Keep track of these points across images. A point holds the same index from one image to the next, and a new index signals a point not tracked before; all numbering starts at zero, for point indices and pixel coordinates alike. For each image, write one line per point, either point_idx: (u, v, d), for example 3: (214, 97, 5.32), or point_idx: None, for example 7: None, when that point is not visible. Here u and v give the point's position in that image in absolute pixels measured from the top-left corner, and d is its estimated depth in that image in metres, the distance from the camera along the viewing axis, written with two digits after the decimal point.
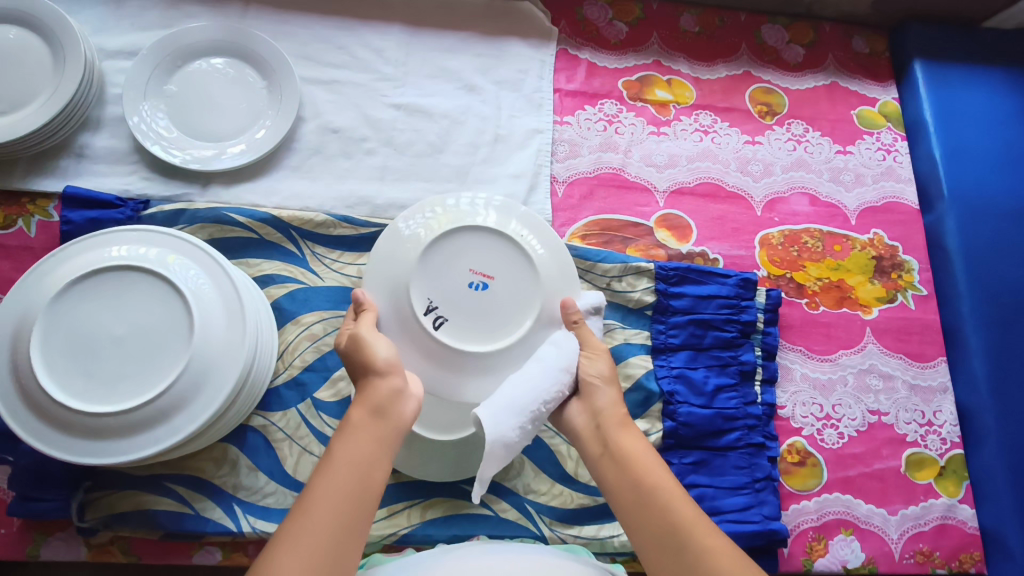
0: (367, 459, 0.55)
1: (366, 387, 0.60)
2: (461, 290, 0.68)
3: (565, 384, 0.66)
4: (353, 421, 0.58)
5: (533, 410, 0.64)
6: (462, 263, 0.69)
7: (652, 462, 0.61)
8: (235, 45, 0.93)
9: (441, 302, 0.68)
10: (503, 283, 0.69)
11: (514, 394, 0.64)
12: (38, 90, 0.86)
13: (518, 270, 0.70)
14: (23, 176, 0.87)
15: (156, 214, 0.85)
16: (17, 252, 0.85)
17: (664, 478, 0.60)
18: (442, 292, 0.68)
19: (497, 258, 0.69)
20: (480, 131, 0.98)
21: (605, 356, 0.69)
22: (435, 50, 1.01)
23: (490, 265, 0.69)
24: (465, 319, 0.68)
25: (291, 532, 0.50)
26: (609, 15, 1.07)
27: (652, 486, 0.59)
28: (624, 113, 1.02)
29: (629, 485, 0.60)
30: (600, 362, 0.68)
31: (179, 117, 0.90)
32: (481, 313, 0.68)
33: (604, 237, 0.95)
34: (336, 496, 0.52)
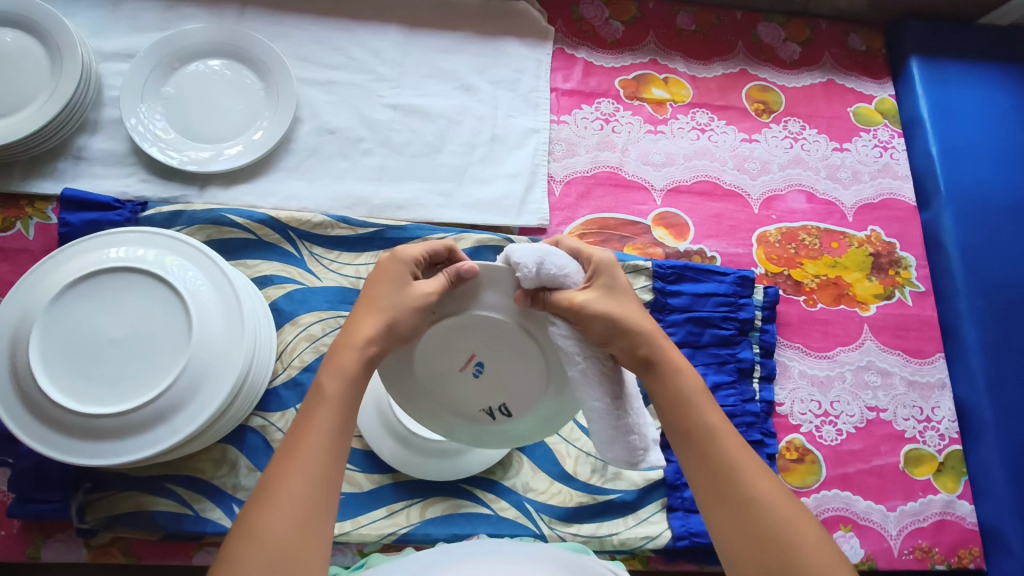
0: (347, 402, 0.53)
1: (353, 331, 0.55)
2: (480, 385, 0.63)
3: (598, 363, 0.56)
4: (338, 361, 0.54)
5: (619, 419, 0.57)
6: (447, 388, 0.63)
7: (699, 399, 0.57)
8: (232, 46, 0.93)
9: (484, 403, 0.64)
10: (476, 349, 0.61)
11: (595, 431, 0.57)
12: (35, 92, 0.86)
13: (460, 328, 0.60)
14: (21, 179, 0.87)
15: (154, 216, 0.86)
16: (16, 255, 0.85)
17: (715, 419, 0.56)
18: (474, 400, 0.64)
19: (444, 351, 0.61)
20: (477, 131, 0.98)
21: (593, 314, 0.56)
22: (432, 50, 1.01)
23: (454, 356, 0.62)
24: (513, 392, 0.63)
25: (280, 487, 0.48)
26: (606, 14, 1.08)
27: (703, 433, 0.55)
28: (621, 111, 1.02)
29: (679, 429, 0.56)
30: (598, 325, 0.56)
31: (177, 118, 0.91)
32: (501, 382, 0.63)
33: (601, 236, 0.95)
34: (322, 444, 0.50)
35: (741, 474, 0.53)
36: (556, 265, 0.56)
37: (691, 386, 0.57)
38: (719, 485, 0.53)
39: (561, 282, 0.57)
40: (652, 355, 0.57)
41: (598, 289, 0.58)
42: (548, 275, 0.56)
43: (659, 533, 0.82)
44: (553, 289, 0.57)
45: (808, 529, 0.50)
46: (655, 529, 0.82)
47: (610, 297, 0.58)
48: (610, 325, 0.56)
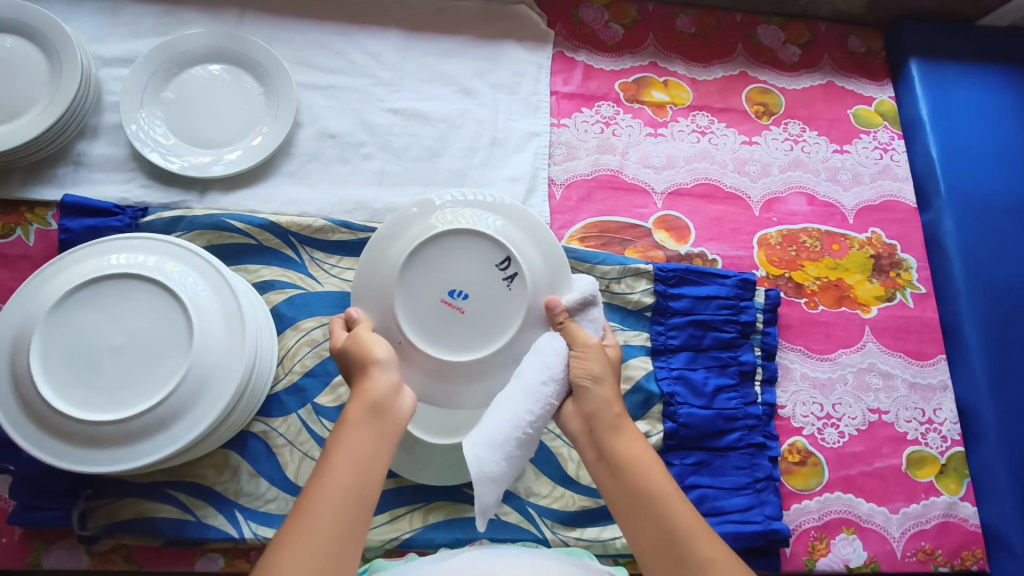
0: (364, 452, 0.54)
1: (360, 383, 0.58)
2: (474, 287, 0.65)
3: (551, 396, 0.60)
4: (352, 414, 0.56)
5: (516, 437, 0.58)
6: (473, 326, 0.65)
7: (650, 465, 0.57)
8: (232, 51, 0.93)
9: (505, 285, 0.66)
10: (433, 305, 0.65)
11: (496, 422, 0.57)
12: (34, 99, 0.86)
13: (415, 320, 0.65)
14: (21, 185, 0.87)
15: (154, 222, 0.85)
16: (16, 261, 0.84)
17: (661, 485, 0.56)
18: (496, 293, 0.66)
19: (440, 325, 0.65)
20: (477, 135, 0.98)
21: (598, 355, 0.62)
22: (431, 54, 1.01)
23: (449, 319, 0.65)
24: (483, 261, 0.66)
25: (291, 537, 0.49)
26: (605, 17, 1.08)
27: (651, 498, 0.55)
28: (621, 114, 1.02)
29: (627, 496, 0.56)
30: (591, 363, 0.62)
31: (177, 124, 0.91)
32: (460, 271, 0.65)
33: (602, 239, 0.95)
34: (337, 495, 0.51)
35: (689, 541, 0.53)
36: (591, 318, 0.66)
37: (642, 452, 0.59)
38: (666, 553, 0.53)
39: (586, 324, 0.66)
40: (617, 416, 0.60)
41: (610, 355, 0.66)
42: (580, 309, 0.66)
43: None
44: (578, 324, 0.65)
45: None
46: None
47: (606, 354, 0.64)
48: (603, 370, 0.62)
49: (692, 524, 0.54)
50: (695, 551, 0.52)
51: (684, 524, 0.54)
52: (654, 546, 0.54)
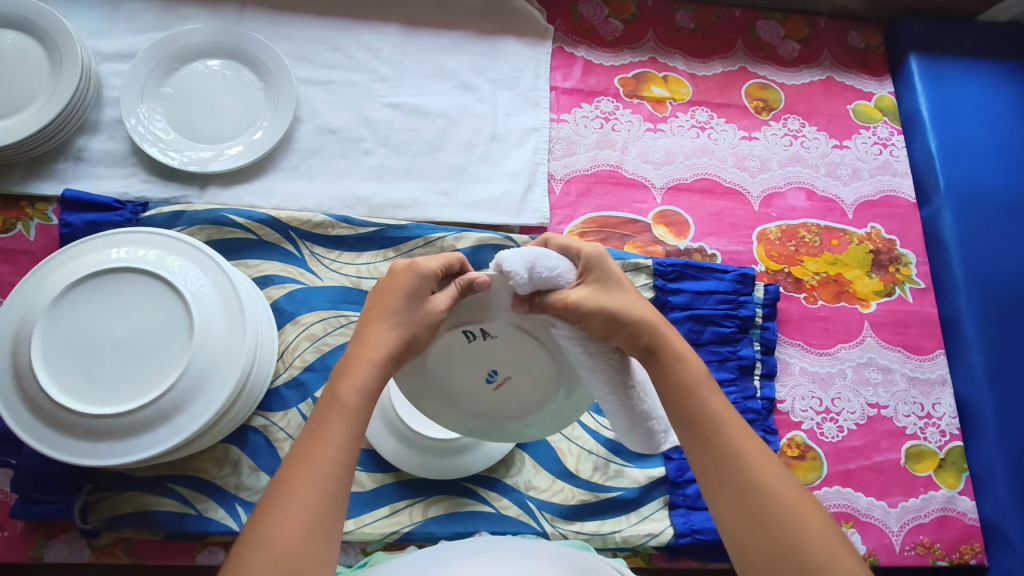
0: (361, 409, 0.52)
1: (367, 334, 0.55)
2: (480, 367, 0.63)
3: (608, 358, 0.58)
4: (354, 365, 0.53)
5: (644, 412, 0.60)
6: (530, 389, 0.65)
7: (702, 387, 0.56)
8: (232, 46, 0.93)
9: (491, 343, 0.62)
10: (490, 399, 0.66)
11: (618, 420, 0.61)
12: (35, 94, 0.86)
13: (497, 412, 0.68)
14: (21, 179, 0.87)
15: (155, 216, 0.85)
16: (17, 256, 0.85)
17: (714, 405, 0.55)
18: (495, 349, 0.62)
19: (521, 392, 0.66)
20: (477, 130, 0.98)
21: (592, 310, 0.57)
22: (431, 49, 1.01)
23: (516, 386, 0.65)
24: (455, 360, 0.63)
25: (287, 492, 0.46)
26: (605, 12, 1.08)
27: (703, 420, 0.54)
28: (621, 110, 1.02)
29: (682, 415, 0.56)
30: (597, 322, 0.57)
31: (177, 119, 0.91)
32: (466, 375, 0.64)
33: (601, 234, 0.95)
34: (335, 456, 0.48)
35: (744, 459, 0.52)
36: (547, 267, 0.57)
37: (694, 375, 0.57)
38: (721, 470, 0.52)
39: (555, 282, 0.58)
40: (654, 343, 0.58)
41: (591, 285, 0.59)
42: (540, 277, 0.56)
43: (662, 530, 0.82)
44: (552, 289, 0.58)
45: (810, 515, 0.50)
46: (657, 526, 0.82)
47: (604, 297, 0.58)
48: (609, 320, 0.57)
49: (745, 443, 0.53)
50: (747, 468, 0.52)
51: (738, 445, 0.53)
52: (708, 464, 0.53)
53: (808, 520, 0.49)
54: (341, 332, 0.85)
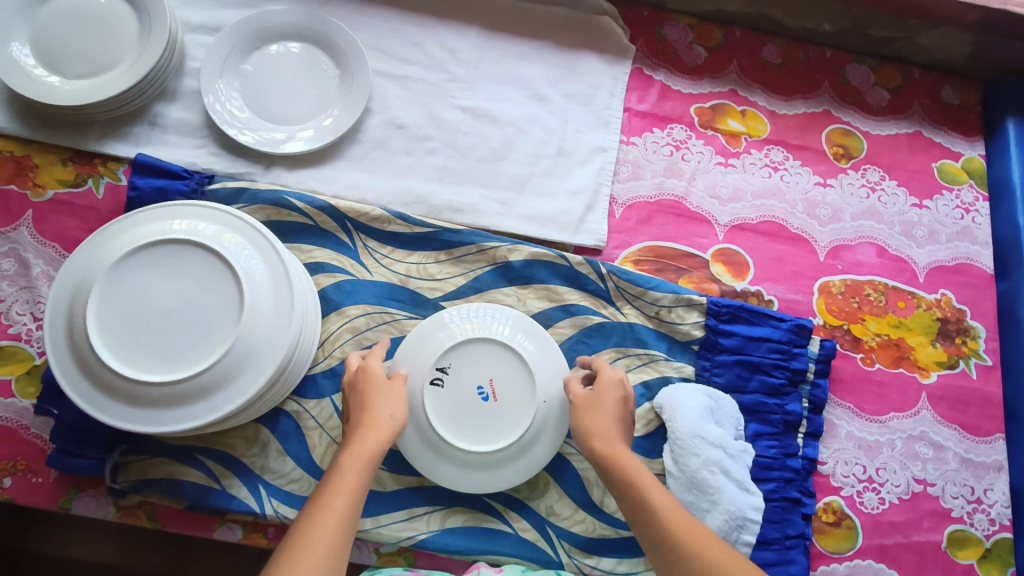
0: (359, 485, 0.63)
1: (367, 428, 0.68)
2: (470, 394, 0.78)
3: (530, 445, 0.77)
4: (358, 450, 0.66)
5: (480, 457, 0.77)
6: (514, 400, 0.78)
7: (633, 462, 0.69)
8: (314, 32, 0.94)
9: (453, 373, 0.78)
10: (496, 418, 0.77)
11: (468, 454, 0.77)
12: (124, 57, 0.89)
13: (518, 420, 0.77)
14: (98, 138, 0.89)
15: (218, 190, 0.86)
16: (85, 212, 0.86)
17: (651, 485, 0.67)
18: (459, 375, 0.78)
19: (516, 393, 0.78)
20: (544, 143, 0.96)
21: (582, 411, 0.74)
22: (509, 56, 1.00)
23: (506, 390, 0.78)
24: (450, 405, 0.77)
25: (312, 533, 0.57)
26: (689, 38, 1.05)
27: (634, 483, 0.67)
28: (692, 139, 1.00)
29: (630, 508, 0.67)
30: (595, 422, 0.72)
31: (252, 98, 0.92)
32: (466, 411, 0.77)
33: (657, 265, 0.93)
34: (339, 515, 0.60)
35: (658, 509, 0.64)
36: (672, 415, 0.81)
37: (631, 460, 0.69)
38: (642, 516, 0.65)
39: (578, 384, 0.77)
40: (595, 430, 0.72)
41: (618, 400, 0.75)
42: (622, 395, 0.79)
43: None
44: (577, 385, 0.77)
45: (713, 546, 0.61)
46: None
47: (590, 413, 0.73)
48: (590, 415, 0.73)
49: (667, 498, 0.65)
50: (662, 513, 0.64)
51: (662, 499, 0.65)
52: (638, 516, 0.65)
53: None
54: (384, 329, 0.85)
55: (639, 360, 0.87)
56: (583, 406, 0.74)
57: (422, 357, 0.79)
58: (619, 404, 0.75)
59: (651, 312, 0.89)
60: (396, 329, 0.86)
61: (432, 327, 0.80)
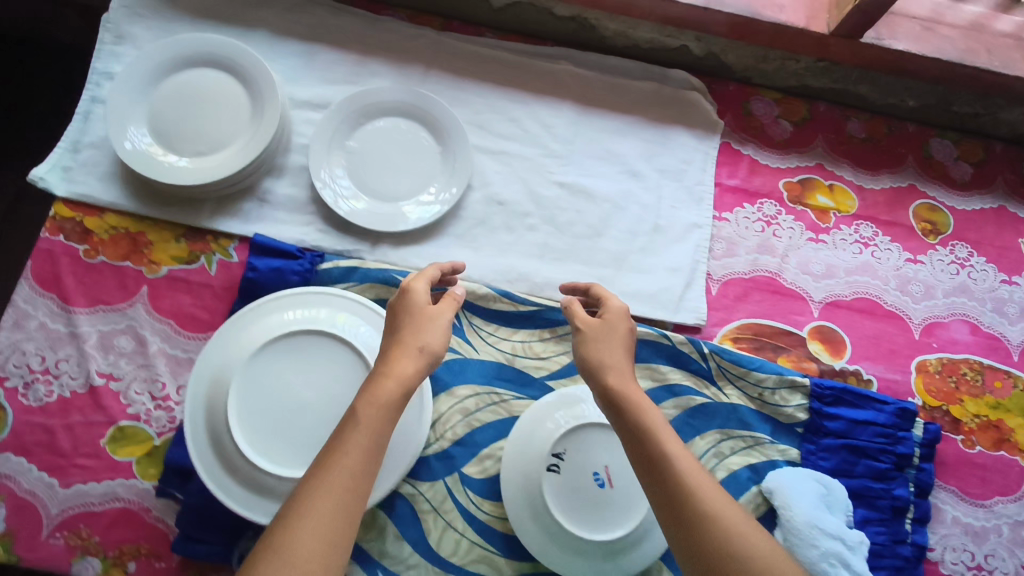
0: (378, 437, 0.55)
1: (389, 360, 0.61)
2: (586, 480, 0.77)
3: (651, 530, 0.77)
4: (379, 389, 0.58)
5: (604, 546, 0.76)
6: (631, 485, 0.77)
7: (655, 417, 0.63)
8: (416, 109, 0.96)
9: (568, 459, 0.78)
10: (615, 504, 0.76)
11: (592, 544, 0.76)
12: (237, 136, 0.90)
13: (638, 507, 0.77)
14: (209, 214, 0.90)
15: (331, 269, 0.87)
16: (199, 289, 0.88)
17: (671, 443, 0.61)
18: (575, 460, 0.77)
19: (632, 478, 0.77)
20: (640, 219, 0.98)
21: (589, 342, 0.69)
22: (602, 131, 1.02)
23: (623, 475, 0.77)
24: (568, 493, 0.77)
25: (313, 504, 0.50)
26: (776, 112, 1.07)
27: (655, 442, 0.61)
28: (784, 215, 1.01)
29: (648, 469, 0.60)
30: (606, 355, 0.68)
31: (357, 173, 0.93)
32: (585, 499, 0.76)
33: (756, 343, 0.93)
34: (342, 474, 0.52)
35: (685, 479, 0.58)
36: (780, 501, 0.82)
37: (658, 420, 0.63)
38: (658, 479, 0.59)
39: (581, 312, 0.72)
40: (605, 370, 0.67)
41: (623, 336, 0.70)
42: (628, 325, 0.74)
43: None
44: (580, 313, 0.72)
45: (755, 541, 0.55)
46: None
47: (603, 344, 0.69)
48: (594, 347, 0.68)
49: (690, 463, 0.60)
50: (686, 485, 0.58)
51: (684, 466, 0.59)
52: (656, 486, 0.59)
53: (772, 564, 0.53)
54: (493, 409, 0.86)
55: (744, 443, 0.88)
56: (592, 337, 0.69)
57: (536, 444, 0.79)
58: (626, 337, 0.70)
59: (754, 393, 0.89)
60: (505, 409, 0.86)
61: (546, 410, 0.81)
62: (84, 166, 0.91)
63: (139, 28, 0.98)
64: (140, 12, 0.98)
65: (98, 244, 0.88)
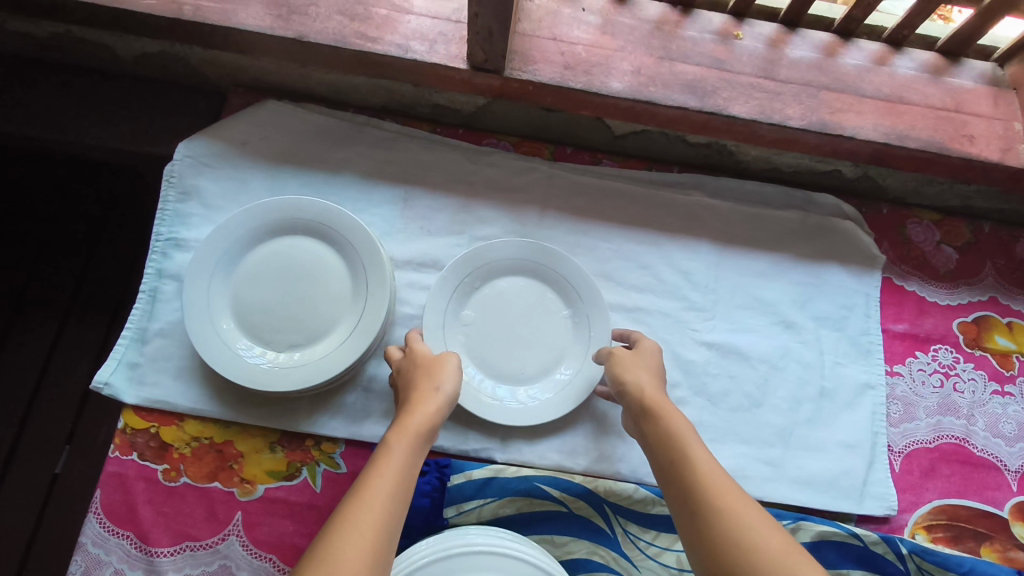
0: (407, 464, 0.57)
1: (415, 402, 0.64)
2: None
3: None
4: (406, 422, 0.61)
5: None
6: None
7: (679, 422, 0.62)
8: (534, 266, 0.81)
9: None
10: None
11: None
12: (339, 319, 0.76)
13: None
14: (309, 415, 0.76)
15: (463, 483, 0.72)
16: (301, 511, 0.73)
17: (693, 444, 0.59)
18: None
19: None
20: (804, 382, 0.84)
21: (614, 363, 0.72)
22: (747, 273, 0.88)
23: None
24: None
25: (348, 520, 0.50)
26: (936, 237, 0.93)
27: (679, 444, 0.60)
28: (962, 363, 0.87)
29: (668, 474, 0.59)
30: (632, 373, 0.69)
31: (478, 352, 0.79)
32: None
33: (952, 530, 0.80)
34: (378, 492, 0.53)
35: (701, 478, 0.56)
36: None
37: (684, 427, 0.62)
38: (680, 481, 0.57)
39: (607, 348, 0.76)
40: (631, 385, 0.68)
41: (645, 359, 0.72)
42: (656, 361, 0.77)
43: None
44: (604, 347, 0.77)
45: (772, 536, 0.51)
46: None
47: (634, 367, 0.70)
48: (622, 366, 0.71)
49: (712, 464, 0.57)
50: (703, 482, 0.55)
51: (705, 463, 0.57)
52: (676, 484, 0.57)
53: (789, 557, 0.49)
54: None
55: None
56: (624, 362, 0.71)
57: None
58: (654, 364, 0.72)
59: None
60: None
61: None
62: (155, 361, 0.76)
63: (206, 181, 0.83)
64: (207, 161, 0.84)
65: (178, 461, 0.73)
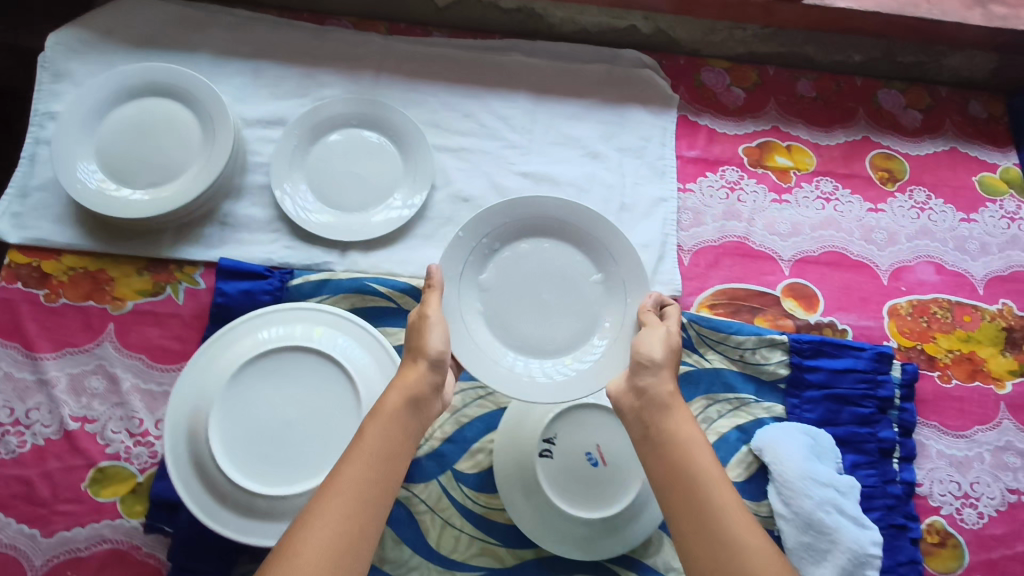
0: (385, 456, 0.58)
1: (400, 378, 0.64)
2: (579, 460, 0.76)
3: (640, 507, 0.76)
4: (386, 403, 0.62)
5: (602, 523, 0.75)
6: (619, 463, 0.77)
7: (680, 412, 0.63)
8: (371, 116, 0.95)
9: (560, 442, 0.77)
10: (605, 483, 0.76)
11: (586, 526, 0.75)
12: (191, 162, 0.89)
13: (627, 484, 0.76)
14: (171, 243, 0.89)
15: (302, 285, 0.87)
16: (166, 319, 0.86)
17: (693, 439, 0.60)
18: (566, 442, 0.77)
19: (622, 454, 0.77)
20: (606, 199, 0.98)
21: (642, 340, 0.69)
22: (560, 116, 1.03)
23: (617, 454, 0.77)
24: (562, 475, 0.76)
25: (322, 509, 0.53)
26: (726, 81, 1.09)
27: (671, 431, 0.61)
28: (745, 180, 1.02)
29: (656, 455, 0.60)
30: (646, 350, 0.68)
31: (322, 191, 0.93)
32: (580, 479, 0.76)
33: (731, 306, 0.95)
34: (350, 487, 0.55)
35: (695, 469, 0.58)
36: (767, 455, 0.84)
37: (684, 418, 0.62)
38: (671, 467, 0.59)
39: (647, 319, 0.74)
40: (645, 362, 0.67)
41: (664, 335, 0.70)
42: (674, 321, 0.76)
43: None
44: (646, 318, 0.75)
45: (750, 534, 0.54)
46: None
47: (649, 340, 0.69)
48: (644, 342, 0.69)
49: (705, 454, 0.59)
50: (695, 471, 0.58)
51: (698, 454, 0.59)
52: (665, 466, 0.59)
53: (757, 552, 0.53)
54: (479, 403, 0.86)
55: (730, 405, 0.88)
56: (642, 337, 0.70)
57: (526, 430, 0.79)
58: (668, 340, 0.70)
59: (735, 355, 0.90)
60: (492, 401, 0.86)
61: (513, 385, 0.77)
62: (36, 209, 0.89)
63: (75, 64, 0.96)
64: (76, 47, 0.96)
65: (58, 286, 0.86)
